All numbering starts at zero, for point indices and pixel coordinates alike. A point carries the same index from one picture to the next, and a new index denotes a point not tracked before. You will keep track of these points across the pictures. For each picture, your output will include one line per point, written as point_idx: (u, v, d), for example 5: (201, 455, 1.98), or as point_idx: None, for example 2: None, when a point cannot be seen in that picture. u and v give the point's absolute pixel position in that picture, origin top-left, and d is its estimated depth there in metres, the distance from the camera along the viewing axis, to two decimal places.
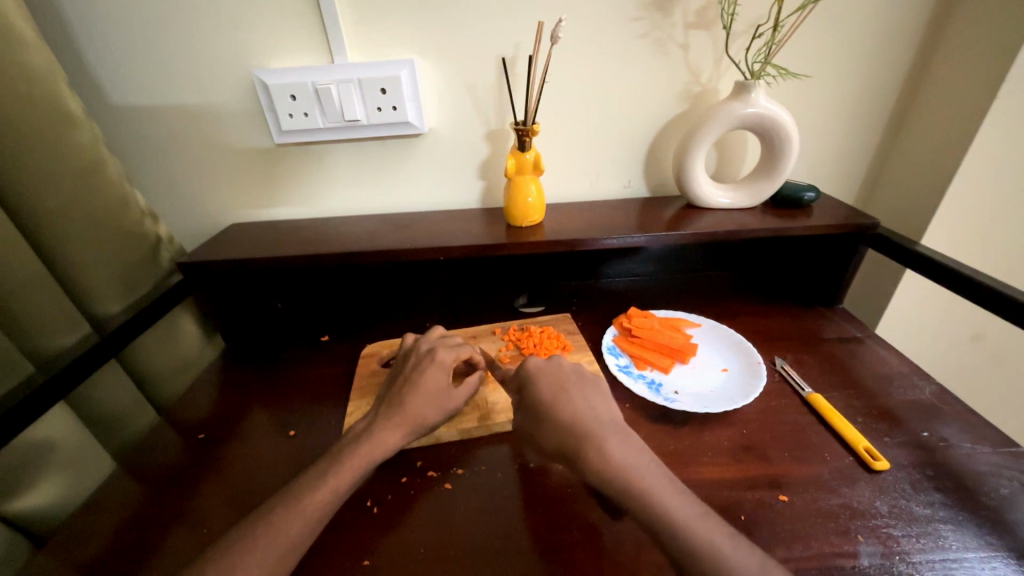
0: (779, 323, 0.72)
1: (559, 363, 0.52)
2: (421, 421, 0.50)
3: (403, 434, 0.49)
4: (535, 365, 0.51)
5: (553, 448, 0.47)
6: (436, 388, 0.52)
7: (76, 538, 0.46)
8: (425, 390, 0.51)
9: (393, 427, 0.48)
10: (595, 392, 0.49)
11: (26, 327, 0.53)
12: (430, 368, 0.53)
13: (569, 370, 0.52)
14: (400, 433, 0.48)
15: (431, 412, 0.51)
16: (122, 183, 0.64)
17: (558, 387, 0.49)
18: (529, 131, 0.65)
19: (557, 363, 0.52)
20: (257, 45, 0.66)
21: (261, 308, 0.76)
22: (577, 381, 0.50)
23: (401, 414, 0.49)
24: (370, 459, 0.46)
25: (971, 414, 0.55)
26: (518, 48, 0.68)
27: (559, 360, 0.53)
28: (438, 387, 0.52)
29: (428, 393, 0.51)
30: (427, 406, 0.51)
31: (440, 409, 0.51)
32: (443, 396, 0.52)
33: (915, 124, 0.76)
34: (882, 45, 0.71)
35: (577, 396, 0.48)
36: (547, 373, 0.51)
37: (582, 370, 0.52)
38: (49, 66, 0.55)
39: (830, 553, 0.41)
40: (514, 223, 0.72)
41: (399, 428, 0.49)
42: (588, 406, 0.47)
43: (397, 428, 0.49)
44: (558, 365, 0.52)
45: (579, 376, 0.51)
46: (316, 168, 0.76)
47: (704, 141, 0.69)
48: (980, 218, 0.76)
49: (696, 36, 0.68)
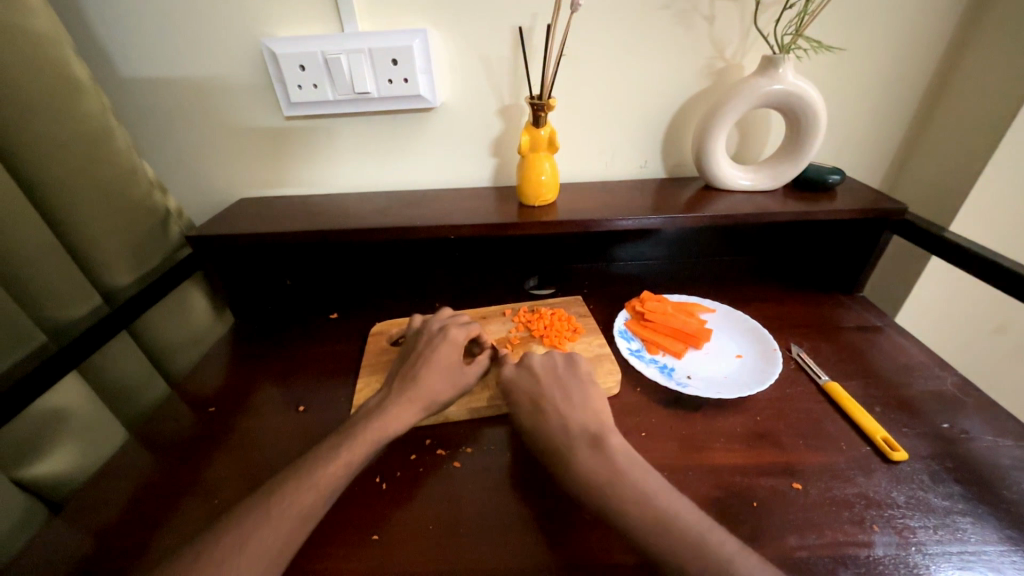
0: (795, 310, 0.71)
1: (533, 364, 0.53)
2: (434, 397, 0.50)
3: (416, 411, 0.49)
4: (508, 375, 0.52)
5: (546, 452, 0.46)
6: (448, 365, 0.52)
7: (92, 505, 0.46)
8: (438, 367, 0.52)
9: (406, 404, 0.48)
10: (576, 394, 0.49)
11: (35, 297, 0.53)
12: (443, 347, 0.54)
13: (543, 371, 0.52)
14: (413, 410, 0.48)
15: (443, 388, 0.51)
16: (130, 153, 0.63)
17: (533, 398, 0.49)
18: (545, 105, 0.62)
19: (529, 367, 0.52)
20: (266, 12, 0.63)
21: (270, 284, 0.76)
22: (553, 383, 0.51)
23: (414, 391, 0.50)
24: (384, 435, 0.46)
25: (994, 407, 0.54)
26: (535, 17, 0.65)
27: (530, 360, 0.53)
28: (451, 364, 0.53)
29: (439, 369, 0.52)
30: (440, 383, 0.51)
31: (454, 386, 0.51)
32: (455, 373, 0.52)
33: (950, 105, 0.72)
34: (922, 18, 0.67)
35: (558, 402, 0.48)
36: (523, 383, 0.51)
37: (555, 365, 0.52)
38: (53, 29, 0.53)
39: (845, 543, 0.41)
40: (527, 202, 0.70)
41: (412, 405, 0.49)
42: (569, 411, 0.47)
43: (410, 404, 0.49)
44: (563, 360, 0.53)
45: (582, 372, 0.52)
46: (326, 142, 0.74)
47: (728, 119, 0.66)
48: (1012, 205, 0.73)
49: (723, 8, 0.65)
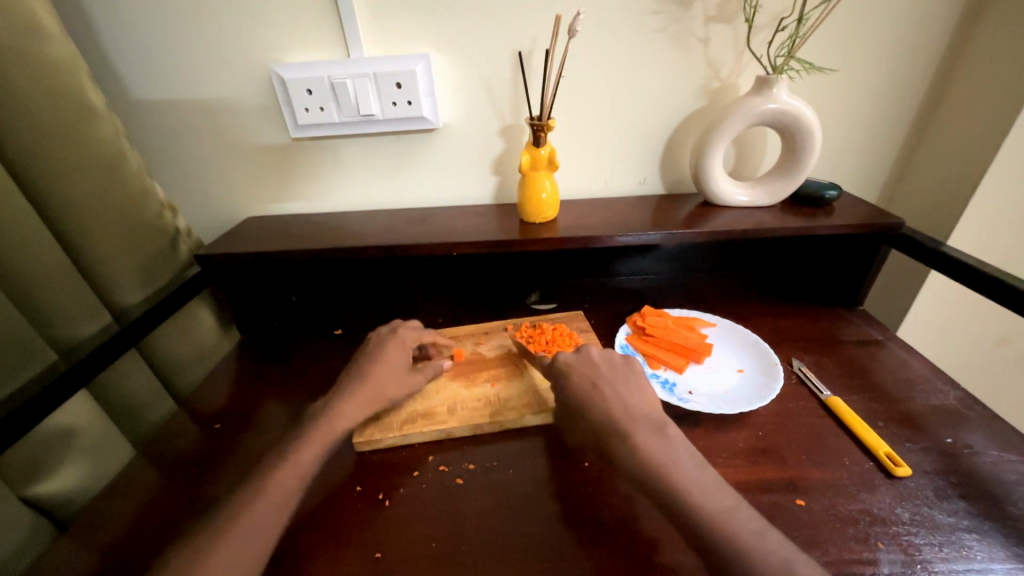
0: (796, 324, 0.71)
1: (589, 354, 0.53)
2: (382, 395, 0.53)
3: (364, 407, 0.52)
4: (565, 361, 0.52)
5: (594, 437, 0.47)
6: (395, 364, 0.56)
7: (97, 522, 0.47)
8: (386, 367, 0.55)
9: (356, 401, 0.52)
10: (633, 386, 0.49)
11: (47, 316, 0.54)
12: (391, 348, 0.57)
13: (600, 361, 0.52)
14: (363, 407, 0.52)
15: (389, 388, 0.54)
16: (142, 176, 0.65)
17: (590, 383, 0.49)
18: (544, 126, 0.64)
19: (587, 356, 0.52)
20: (274, 39, 0.66)
21: (276, 301, 0.77)
22: (610, 372, 0.50)
23: (364, 389, 0.53)
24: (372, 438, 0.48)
25: (998, 421, 0.54)
26: (535, 41, 0.68)
27: (588, 352, 0.53)
28: (397, 364, 0.56)
29: (388, 368, 0.55)
30: (387, 382, 0.54)
31: (400, 386, 0.55)
32: (403, 373, 0.56)
33: (943, 121, 0.73)
34: (912, 38, 0.68)
35: (614, 389, 0.48)
36: (580, 370, 0.51)
37: (613, 359, 0.52)
38: (72, 59, 0.55)
39: (849, 560, 0.41)
40: (528, 219, 0.71)
41: (361, 402, 0.52)
42: (624, 400, 0.47)
43: (358, 401, 0.52)
44: (589, 358, 0.52)
45: (610, 367, 0.51)
46: (332, 162, 0.76)
47: (723, 137, 0.68)
48: (1010, 218, 0.74)
49: (716, 30, 0.67)
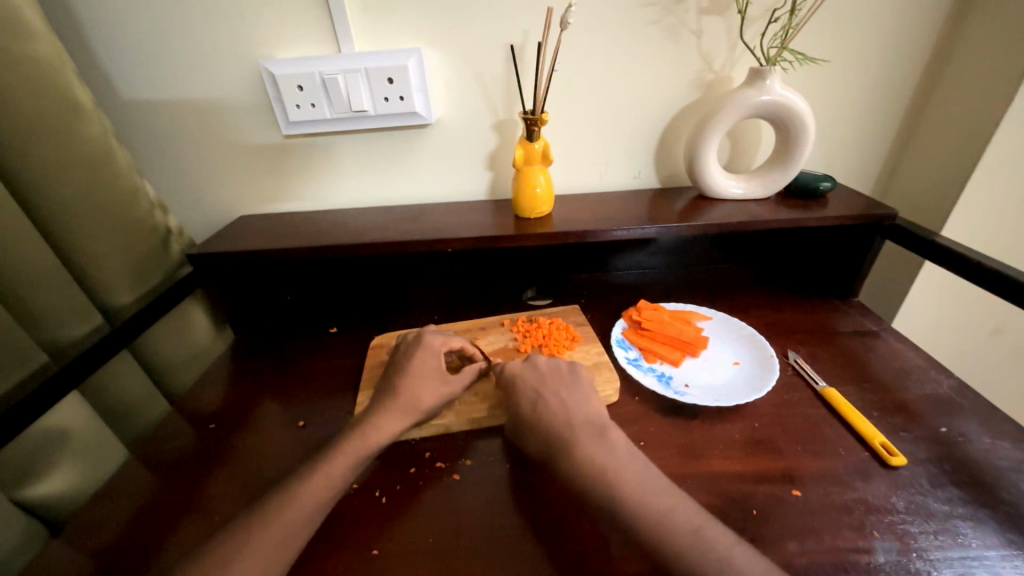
0: (792, 316, 0.71)
1: (535, 362, 0.54)
2: (419, 406, 0.52)
3: (403, 420, 0.50)
4: (512, 369, 0.54)
5: (553, 442, 0.46)
6: (430, 373, 0.54)
7: (92, 525, 0.46)
8: (420, 378, 0.54)
9: (393, 415, 0.50)
10: (575, 389, 0.51)
11: (36, 316, 0.54)
12: (421, 356, 0.56)
13: (545, 368, 0.53)
14: (401, 421, 0.50)
15: (424, 398, 0.52)
16: (132, 174, 0.64)
17: (533, 392, 0.51)
18: (538, 120, 0.63)
19: (533, 365, 0.54)
20: (265, 35, 0.65)
21: (270, 300, 0.76)
22: (553, 379, 0.52)
23: (399, 401, 0.51)
24: (368, 448, 0.47)
25: (991, 409, 0.54)
26: (527, 35, 0.67)
27: (534, 360, 0.54)
28: (432, 372, 0.54)
29: (421, 378, 0.54)
30: (424, 391, 0.53)
31: (438, 395, 0.53)
32: (439, 381, 0.54)
33: (935, 111, 0.73)
34: (905, 29, 0.68)
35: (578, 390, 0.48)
36: (526, 377, 0.53)
37: (558, 366, 0.53)
38: (58, 57, 0.55)
39: (845, 549, 0.41)
40: (523, 213, 0.71)
41: (398, 416, 0.51)
42: (566, 403, 0.49)
43: (395, 415, 0.50)
44: (534, 366, 0.54)
45: (557, 375, 0.52)
46: (325, 159, 0.75)
47: (717, 130, 0.67)
48: (1002, 207, 0.74)
49: (710, 22, 0.67)
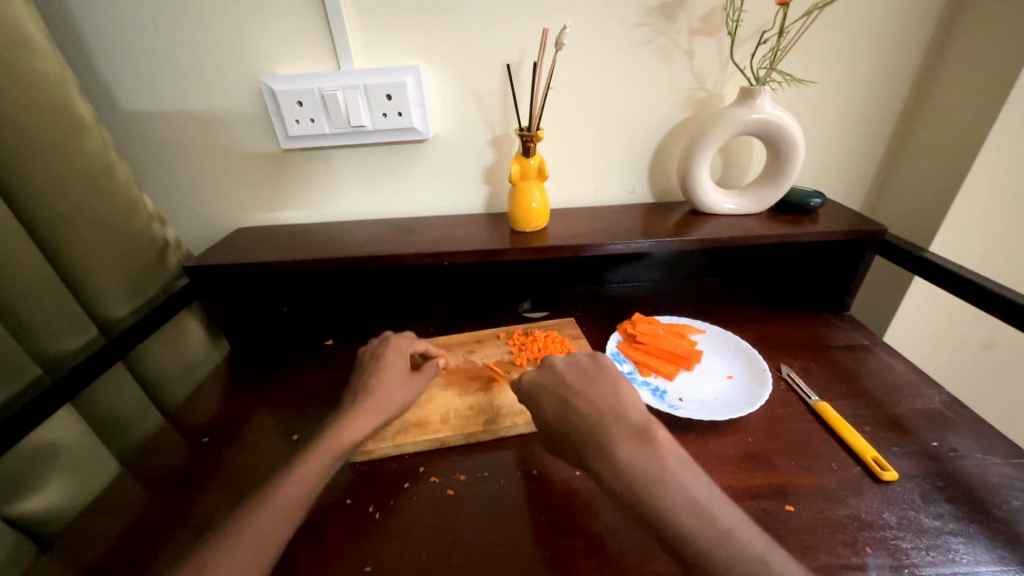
0: (784, 330, 0.72)
1: (553, 363, 0.50)
2: (385, 405, 0.51)
3: (373, 420, 0.50)
4: (530, 380, 0.50)
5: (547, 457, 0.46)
6: (397, 373, 0.54)
7: (80, 540, 0.46)
8: (390, 378, 0.53)
9: (363, 415, 0.49)
10: (606, 380, 0.46)
11: (32, 330, 0.54)
12: (391, 357, 0.56)
13: (565, 367, 0.49)
14: (370, 421, 0.49)
15: (393, 397, 0.52)
16: (130, 188, 0.64)
17: (558, 395, 0.47)
18: (533, 137, 0.65)
19: (551, 363, 0.50)
20: (266, 52, 0.66)
21: (266, 311, 0.76)
22: (578, 377, 0.48)
23: (367, 401, 0.51)
24: (339, 448, 0.46)
25: (981, 424, 0.55)
26: (523, 54, 0.69)
27: (552, 360, 0.51)
28: (397, 371, 0.54)
29: (389, 378, 0.53)
30: (391, 390, 0.52)
31: (404, 393, 0.53)
32: (405, 379, 0.54)
33: (922, 129, 0.75)
34: (890, 50, 0.71)
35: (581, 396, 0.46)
36: (545, 381, 0.49)
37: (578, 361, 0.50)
38: (61, 73, 0.55)
39: (838, 565, 0.41)
40: (518, 227, 0.72)
41: (369, 416, 0.50)
42: (596, 398, 0.45)
43: (365, 415, 0.50)
44: (552, 367, 0.50)
45: (579, 372, 0.49)
46: (323, 173, 0.76)
47: (709, 146, 0.69)
48: (989, 224, 0.75)
49: (701, 43, 0.69)
